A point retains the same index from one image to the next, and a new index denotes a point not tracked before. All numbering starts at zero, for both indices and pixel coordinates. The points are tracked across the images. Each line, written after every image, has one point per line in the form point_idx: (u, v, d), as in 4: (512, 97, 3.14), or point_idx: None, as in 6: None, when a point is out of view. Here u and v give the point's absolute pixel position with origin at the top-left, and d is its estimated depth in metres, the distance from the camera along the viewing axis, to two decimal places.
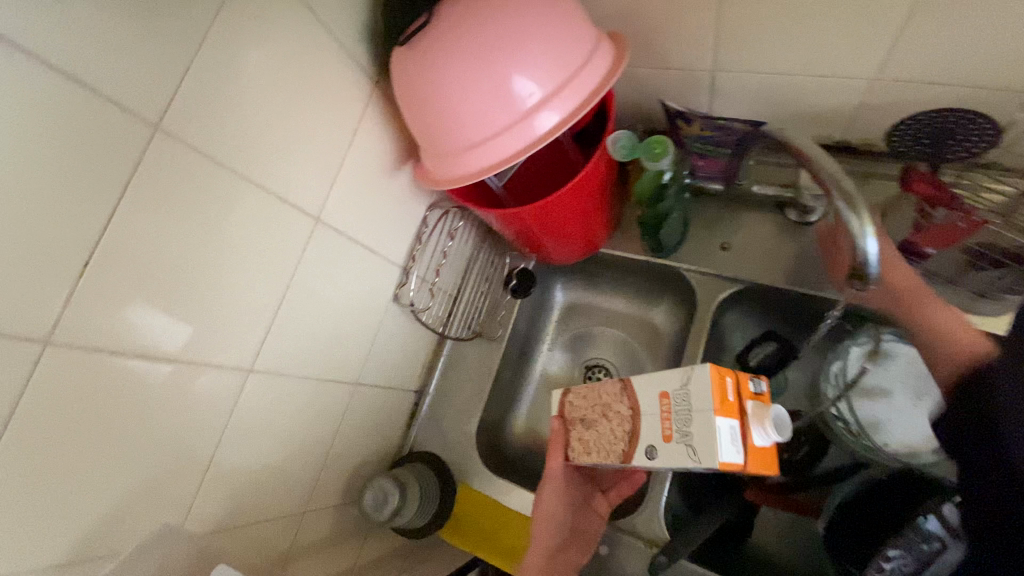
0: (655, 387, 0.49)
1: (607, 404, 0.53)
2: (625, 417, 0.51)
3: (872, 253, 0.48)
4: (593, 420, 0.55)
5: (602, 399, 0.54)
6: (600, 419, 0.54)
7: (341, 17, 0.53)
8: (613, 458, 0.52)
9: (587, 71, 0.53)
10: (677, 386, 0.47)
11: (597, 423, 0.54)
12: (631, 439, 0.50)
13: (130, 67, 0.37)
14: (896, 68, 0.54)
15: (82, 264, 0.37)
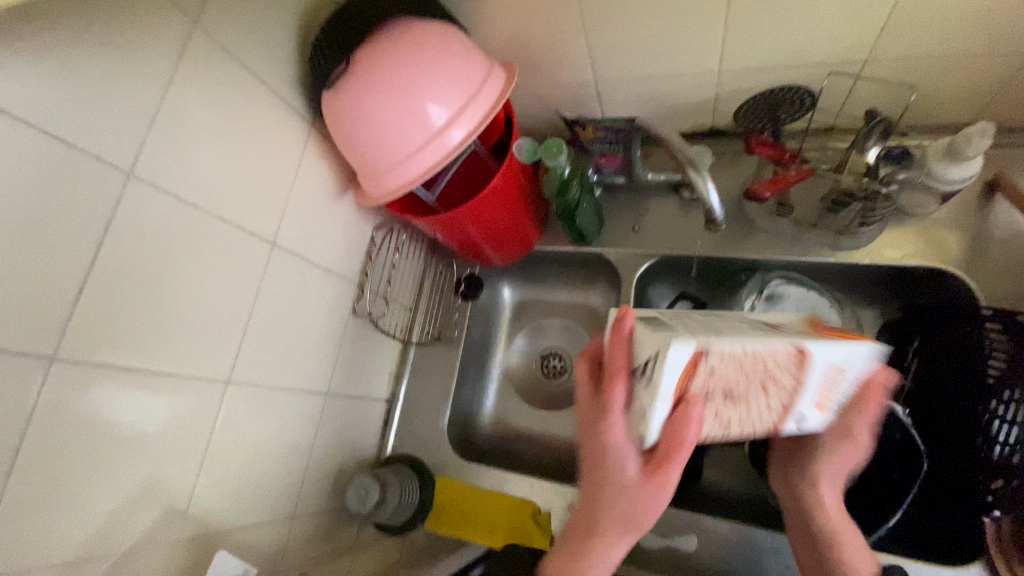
0: (828, 359, 0.41)
1: (769, 374, 0.41)
2: (788, 390, 0.41)
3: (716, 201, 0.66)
4: (744, 393, 0.41)
5: (763, 369, 0.40)
6: (758, 391, 0.41)
7: (276, 73, 0.63)
8: (758, 428, 0.44)
9: (485, 92, 0.64)
10: (850, 358, 0.42)
11: (745, 395, 0.42)
12: (785, 409, 0.43)
13: (103, 128, 0.46)
14: (732, 59, 0.68)
15: (77, 291, 0.45)
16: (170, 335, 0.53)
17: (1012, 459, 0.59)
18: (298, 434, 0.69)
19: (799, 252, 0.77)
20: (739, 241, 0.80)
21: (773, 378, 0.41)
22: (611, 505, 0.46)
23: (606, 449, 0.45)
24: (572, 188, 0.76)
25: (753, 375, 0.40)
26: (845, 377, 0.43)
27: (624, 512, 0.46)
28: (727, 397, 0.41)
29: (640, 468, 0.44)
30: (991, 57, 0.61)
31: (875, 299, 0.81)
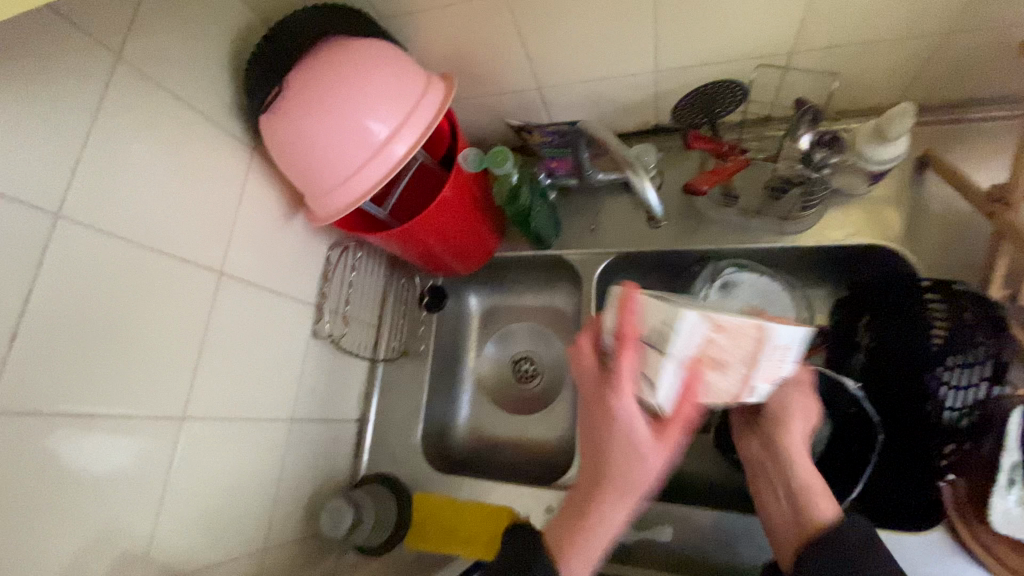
0: (788, 340, 0.46)
1: (749, 350, 0.45)
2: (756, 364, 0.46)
3: (654, 201, 0.68)
4: (731, 365, 0.46)
5: (748, 344, 0.45)
6: (740, 364, 0.46)
7: (211, 100, 0.62)
8: (730, 397, 0.49)
9: (424, 105, 0.64)
10: (800, 342, 0.48)
11: (732, 367, 0.46)
12: (750, 383, 0.48)
13: (27, 170, 0.45)
14: (665, 58, 0.70)
15: (9, 341, 0.43)
16: (116, 375, 0.51)
17: (961, 424, 0.61)
18: (264, 464, 0.68)
19: (748, 240, 0.79)
20: (691, 233, 0.82)
21: (750, 355, 0.46)
22: (621, 466, 0.50)
23: (614, 419, 0.50)
24: (522, 194, 0.77)
25: (733, 352, 0.45)
26: (791, 358, 0.49)
27: (629, 474, 0.51)
28: (716, 368, 0.46)
29: (649, 432, 0.50)
30: (906, 42, 0.64)
31: (824, 279, 0.84)
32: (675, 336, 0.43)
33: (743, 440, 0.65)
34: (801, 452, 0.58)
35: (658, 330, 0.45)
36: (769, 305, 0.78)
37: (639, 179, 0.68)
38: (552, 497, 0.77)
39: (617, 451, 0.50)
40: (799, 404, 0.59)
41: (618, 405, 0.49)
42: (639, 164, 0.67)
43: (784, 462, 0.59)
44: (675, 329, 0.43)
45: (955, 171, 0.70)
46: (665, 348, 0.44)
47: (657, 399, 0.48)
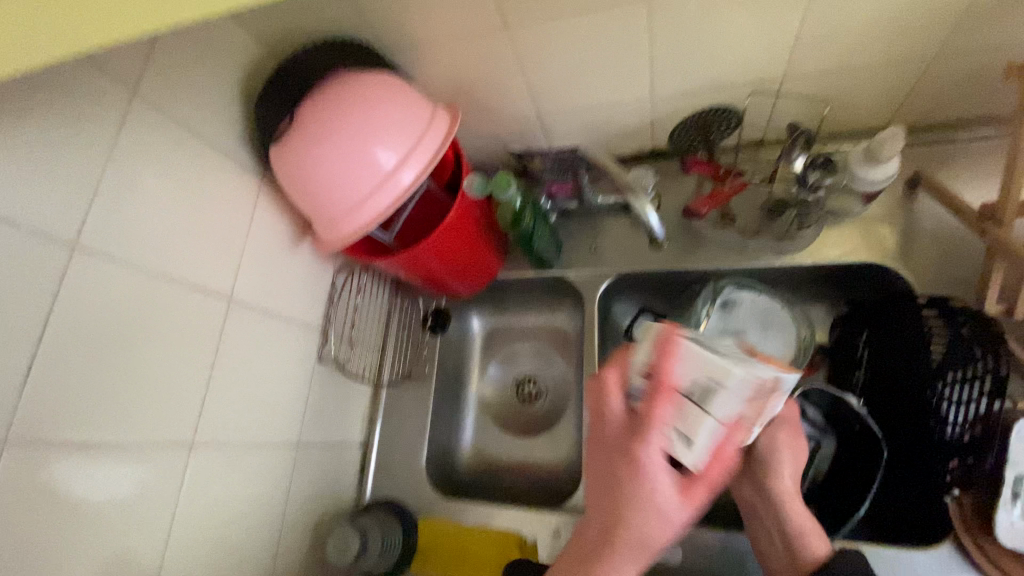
0: (791, 381, 0.47)
1: (772, 401, 0.45)
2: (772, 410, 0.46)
3: (655, 222, 0.69)
4: (758, 414, 0.45)
5: (775, 397, 0.44)
6: (762, 413, 0.45)
7: (222, 132, 0.64)
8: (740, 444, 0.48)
9: (430, 134, 0.66)
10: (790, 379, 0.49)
11: (756, 416, 0.45)
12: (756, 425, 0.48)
13: (46, 203, 0.46)
14: (661, 86, 0.72)
15: (25, 371, 0.44)
16: (128, 403, 0.52)
17: (964, 439, 0.62)
18: (271, 491, 0.68)
19: (747, 259, 0.81)
20: (691, 253, 0.83)
21: (772, 403, 0.45)
22: (640, 519, 0.49)
23: (639, 473, 0.48)
24: (525, 218, 0.79)
25: (759, 406, 0.43)
26: None
27: (642, 529, 0.49)
28: (745, 421, 0.44)
29: (675, 487, 0.48)
30: (893, 69, 0.67)
31: (824, 297, 0.85)
32: (721, 393, 0.40)
33: (735, 482, 0.64)
34: (791, 495, 0.59)
35: (702, 384, 0.41)
36: (769, 322, 0.79)
37: (640, 202, 0.70)
38: (558, 520, 0.76)
39: (637, 509, 0.49)
40: (790, 446, 0.60)
41: (642, 456, 0.47)
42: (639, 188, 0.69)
43: (773, 504, 0.60)
44: (722, 384, 0.40)
45: (945, 190, 0.71)
46: (707, 405, 0.41)
47: (685, 455, 0.45)
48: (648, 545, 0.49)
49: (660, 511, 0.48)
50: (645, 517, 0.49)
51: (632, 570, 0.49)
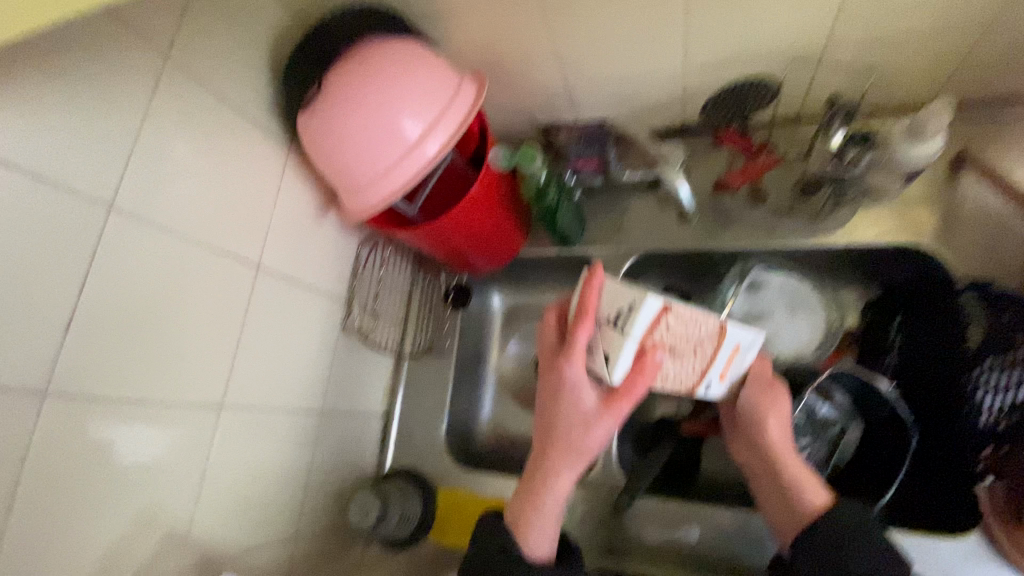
0: (734, 337, 0.51)
1: (696, 341, 0.50)
2: (698, 351, 0.51)
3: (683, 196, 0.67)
4: (680, 350, 0.50)
5: (693, 334, 0.49)
6: (690, 353, 0.50)
7: (252, 99, 0.64)
8: (683, 384, 0.53)
9: (456, 103, 0.65)
10: (748, 340, 0.53)
11: (680, 353, 0.50)
12: (701, 372, 0.53)
13: (84, 163, 0.47)
14: (695, 57, 0.70)
15: (65, 325, 0.46)
16: (160, 362, 0.53)
17: (998, 428, 0.60)
18: (296, 455, 0.70)
19: (778, 239, 0.78)
20: (718, 232, 0.81)
21: (699, 344, 0.50)
22: (566, 427, 0.54)
23: (566, 387, 0.53)
24: (549, 193, 0.77)
25: (677, 338, 0.49)
26: (743, 352, 0.53)
27: (572, 434, 0.54)
28: (668, 351, 0.50)
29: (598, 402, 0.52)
30: (942, 39, 0.63)
31: (856, 280, 0.82)
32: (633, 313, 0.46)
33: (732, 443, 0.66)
34: (784, 445, 0.59)
35: (619, 309, 0.47)
36: (796, 305, 0.78)
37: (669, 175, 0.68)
38: (573, 496, 0.77)
39: (570, 420, 0.54)
40: (767, 398, 0.59)
41: (567, 371, 0.52)
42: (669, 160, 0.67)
43: (770, 458, 0.60)
44: (630, 304, 0.46)
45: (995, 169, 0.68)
46: (624, 328, 0.47)
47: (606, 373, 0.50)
48: (577, 449, 0.54)
49: (584, 425, 0.53)
50: (577, 431, 0.54)
51: (569, 472, 0.55)
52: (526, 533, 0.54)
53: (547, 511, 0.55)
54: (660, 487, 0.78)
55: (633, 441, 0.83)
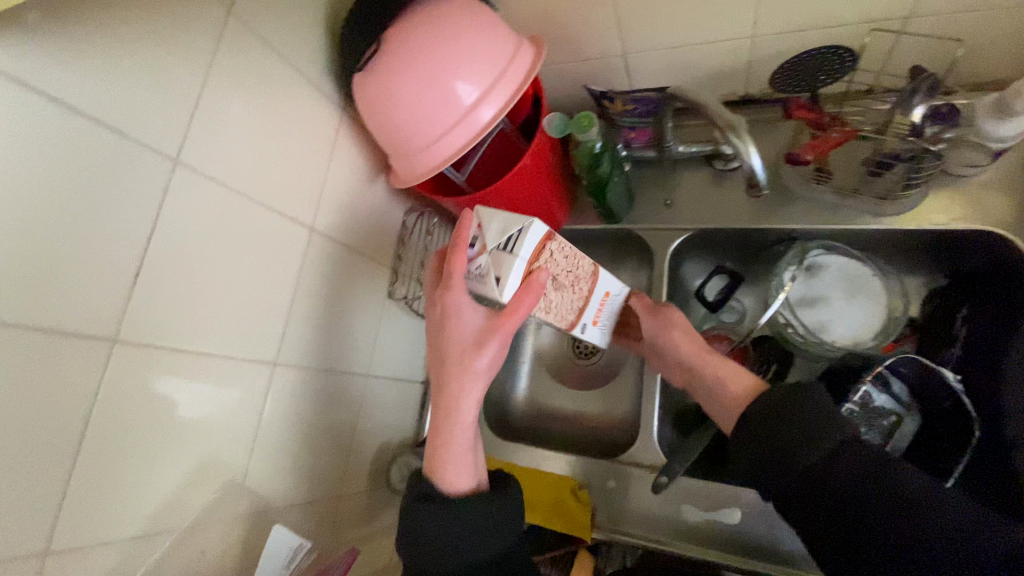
0: (604, 287, 0.68)
1: (576, 278, 0.62)
2: (577, 286, 0.63)
3: (758, 166, 0.62)
4: (563, 285, 0.61)
5: (576, 266, 0.61)
6: (570, 288, 0.62)
7: (308, 60, 0.64)
8: (563, 318, 0.62)
9: (513, 67, 0.63)
10: (616, 288, 0.69)
11: (563, 287, 0.61)
12: (580, 311, 0.65)
13: (153, 117, 0.48)
14: (767, 22, 0.66)
15: (133, 277, 0.47)
16: (218, 317, 0.54)
17: None
18: (342, 416, 0.71)
19: (839, 220, 0.75)
20: (775, 210, 0.78)
21: (578, 282, 0.62)
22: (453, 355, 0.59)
23: (448, 314, 0.57)
24: (603, 162, 0.74)
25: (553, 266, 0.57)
26: (612, 296, 0.70)
27: (462, 356, 0.58)
28: (554, 285, 0.59)
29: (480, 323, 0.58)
30: None
31: (919, 266, 0.79)
32: (524, 236, 0.52)
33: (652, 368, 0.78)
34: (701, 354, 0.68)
35: (507, 235, 0.53)
36: (856, 290, 0.74)
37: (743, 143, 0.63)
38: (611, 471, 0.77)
39: (456, 346, 0.58)
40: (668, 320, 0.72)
41: (449, 299, 0.57)
42: (745, 125, 0.61)
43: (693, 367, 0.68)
44: (516, 229, 0.53)
45: None
46: (515, 250, 0.52)
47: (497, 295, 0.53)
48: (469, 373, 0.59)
49: (469, 348, 0.58)
50: (463, 355, 0.59)
51: (468, 396, 0.60)
52: (439, 458, 0.60)
53: (445, 429, 0.60)
54: (701, 468, 0.78)
55: (672, 420, 0.82)
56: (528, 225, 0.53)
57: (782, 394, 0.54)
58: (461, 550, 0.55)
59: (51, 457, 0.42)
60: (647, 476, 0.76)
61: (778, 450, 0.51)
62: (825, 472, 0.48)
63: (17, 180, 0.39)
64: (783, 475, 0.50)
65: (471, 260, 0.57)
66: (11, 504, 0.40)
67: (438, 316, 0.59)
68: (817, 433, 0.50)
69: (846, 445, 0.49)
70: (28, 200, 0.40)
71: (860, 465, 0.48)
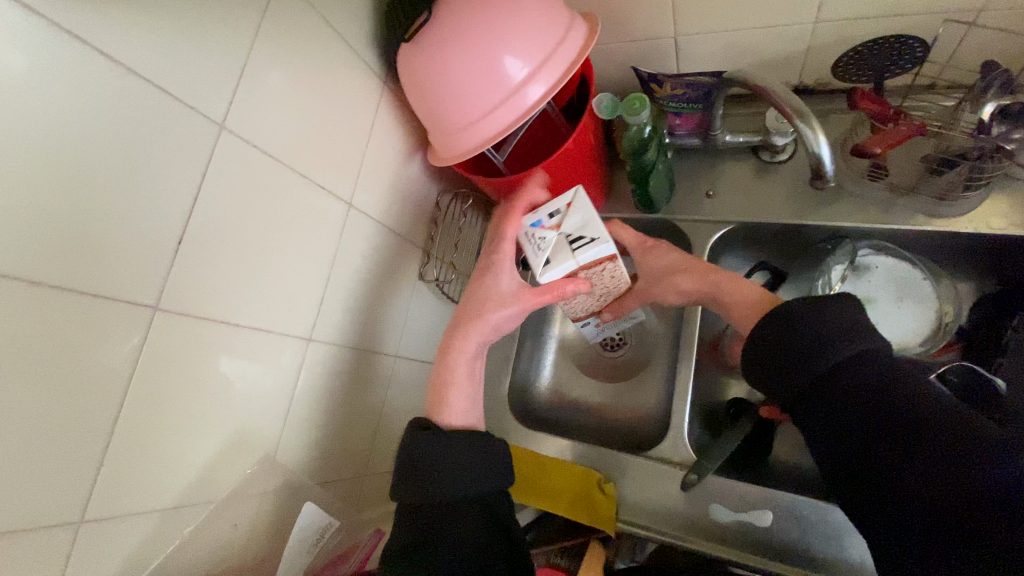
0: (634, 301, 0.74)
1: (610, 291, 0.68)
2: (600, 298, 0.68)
3: (826, 155, 0.63)
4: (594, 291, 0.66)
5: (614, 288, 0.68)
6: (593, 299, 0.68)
7: (353, 29, 0.62)
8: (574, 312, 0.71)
9: (565, 45, 0.60)
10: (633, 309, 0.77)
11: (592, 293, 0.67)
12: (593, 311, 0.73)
13: (200, 79, 0.46)
14: (832, 7, 0.62)
15: (175, 244, 0.45)
16: (255, 288, 0.53)
17: None
18: (370, 396, 0.70)
19: (892, 219, 0.72)
20: (824, 205, 0.75)
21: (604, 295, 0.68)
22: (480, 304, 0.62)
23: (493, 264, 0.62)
24: (651, 148, 0.72)
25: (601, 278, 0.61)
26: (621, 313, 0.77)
27: (486, 308, 0.62)
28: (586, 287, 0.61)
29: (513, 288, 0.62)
30: None
31: (971, 273, 0.75)
32: (593, 244, 0.55)
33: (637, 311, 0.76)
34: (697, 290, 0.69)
35: (582, 234, 0.55)
36: (905, 293, 0.72)
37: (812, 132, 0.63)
38: (639, 466, 0.76)
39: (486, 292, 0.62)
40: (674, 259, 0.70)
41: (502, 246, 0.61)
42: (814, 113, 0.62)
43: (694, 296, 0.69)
44: (593, 237, 0.55)
45: None
46: (576, 251, 0.55)
47: (536, 267, 0.57)
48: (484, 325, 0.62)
49: (495, 303, 0.61)
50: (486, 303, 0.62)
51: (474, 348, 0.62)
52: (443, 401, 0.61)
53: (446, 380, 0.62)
54: (730, 468, 0.76)
55: (702, 418, 0.80)
56: (605, 240, 0.54)
57: (804, 306, 0.53)
58: (451, 486, 0.55)
59: (90, 423, 0.41)
60: (676, 473, 0.74)
61: (779, 358, 0.53)
62: (823, 382, 0.50)
63: (64, 137, 0.38)
64: (778, 375, 0.53)
65: (538, 227, 0.58)
66: (50, 469, 0.39)
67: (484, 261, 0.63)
68: (822, 347, 0.50)
69: (853, 366, 0.49)
70: (74, 159, 0.39)
71: (863, 383, 0.48)
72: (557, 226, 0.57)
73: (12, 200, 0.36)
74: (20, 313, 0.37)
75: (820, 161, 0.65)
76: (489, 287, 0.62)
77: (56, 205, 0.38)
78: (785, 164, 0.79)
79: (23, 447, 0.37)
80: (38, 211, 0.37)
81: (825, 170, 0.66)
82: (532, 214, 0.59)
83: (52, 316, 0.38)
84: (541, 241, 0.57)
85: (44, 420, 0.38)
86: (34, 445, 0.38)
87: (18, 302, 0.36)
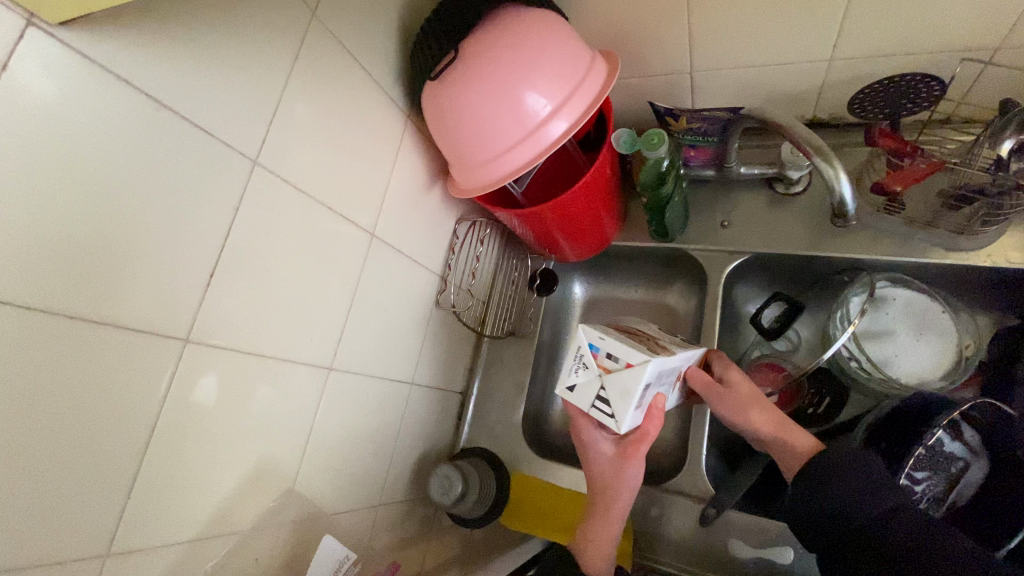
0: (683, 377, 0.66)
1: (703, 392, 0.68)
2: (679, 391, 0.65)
3: (847, 193, 0.65)
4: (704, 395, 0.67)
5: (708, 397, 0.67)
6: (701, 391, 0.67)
7: (379, 65, 0.64)
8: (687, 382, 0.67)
9: (587, 83, 0.62)
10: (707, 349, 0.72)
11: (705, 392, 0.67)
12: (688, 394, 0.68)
13: (238, 117, 0.48)
14: (847, 45, 0.64)
15: (208, 276, 0.46)
16: (278, 320, 0.53)
17: None
18: (385, 424, 0.70)
19: (908, 253, 0.72)
20: (839, 236, 0.75)
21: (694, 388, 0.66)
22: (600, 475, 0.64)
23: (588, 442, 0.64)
24: (668, 183, 0.73)
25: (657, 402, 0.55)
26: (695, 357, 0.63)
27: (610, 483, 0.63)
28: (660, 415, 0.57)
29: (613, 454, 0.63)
30: None
31: (988, 306, 0.74)
32: (608, 416, 0.52)
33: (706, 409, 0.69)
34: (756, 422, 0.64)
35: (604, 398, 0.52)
36: (924, 327, 0.71)
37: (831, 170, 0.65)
38: (656, 498, 0.75)
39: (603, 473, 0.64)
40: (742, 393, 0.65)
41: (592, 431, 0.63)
42: (837, 154, 0.63)
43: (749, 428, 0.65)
44: (614, 413, 0.51)
45: None
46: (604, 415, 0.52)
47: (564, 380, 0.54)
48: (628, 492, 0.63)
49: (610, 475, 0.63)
50: (608, 478, 0.63)
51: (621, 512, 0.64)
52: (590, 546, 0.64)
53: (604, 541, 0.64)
54: (748, 502, 0.74)
55: (718, 451, 0.79)
56: (619, 423, 0.51)
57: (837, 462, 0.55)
58: None
59: (119, 457, 0.41)
60: (693, 506, 0.73)
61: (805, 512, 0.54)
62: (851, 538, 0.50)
63: (106, 175, 0.39)
64: (819, 536, 0.53)
65: (592, 350, 0.52)
66: (80, 504, 0.39)
67: (585, 444, 0.65)
68: (852, 505, 0.51)
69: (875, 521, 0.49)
70: (116, 198, 0.40)
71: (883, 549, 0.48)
72: (607, 370, 0.52)
73: (58, 237, 0.37)
74: (58, 351, 0.37)
75: (843, 199, 0.67)
76: (597, 462, 0.64)
77: (100, 242, 0.39)
78: (800, 196, 0.79)
79: (54, 484, 0.38)
80: (76, 250, 0.38)
81: (846, 208, 0.67)
82: (590, 334, 0.52)
83: (88, 353, 0.39)
84: (581, 364, 0.53)
85: (76, 454, 0.39)
86: (65, 480, 0.38)
87: (55, 337, 0.37)
